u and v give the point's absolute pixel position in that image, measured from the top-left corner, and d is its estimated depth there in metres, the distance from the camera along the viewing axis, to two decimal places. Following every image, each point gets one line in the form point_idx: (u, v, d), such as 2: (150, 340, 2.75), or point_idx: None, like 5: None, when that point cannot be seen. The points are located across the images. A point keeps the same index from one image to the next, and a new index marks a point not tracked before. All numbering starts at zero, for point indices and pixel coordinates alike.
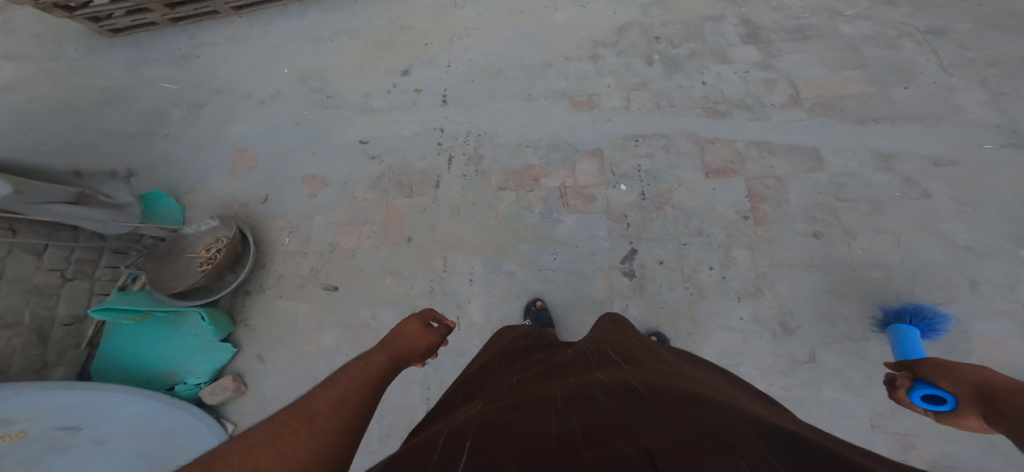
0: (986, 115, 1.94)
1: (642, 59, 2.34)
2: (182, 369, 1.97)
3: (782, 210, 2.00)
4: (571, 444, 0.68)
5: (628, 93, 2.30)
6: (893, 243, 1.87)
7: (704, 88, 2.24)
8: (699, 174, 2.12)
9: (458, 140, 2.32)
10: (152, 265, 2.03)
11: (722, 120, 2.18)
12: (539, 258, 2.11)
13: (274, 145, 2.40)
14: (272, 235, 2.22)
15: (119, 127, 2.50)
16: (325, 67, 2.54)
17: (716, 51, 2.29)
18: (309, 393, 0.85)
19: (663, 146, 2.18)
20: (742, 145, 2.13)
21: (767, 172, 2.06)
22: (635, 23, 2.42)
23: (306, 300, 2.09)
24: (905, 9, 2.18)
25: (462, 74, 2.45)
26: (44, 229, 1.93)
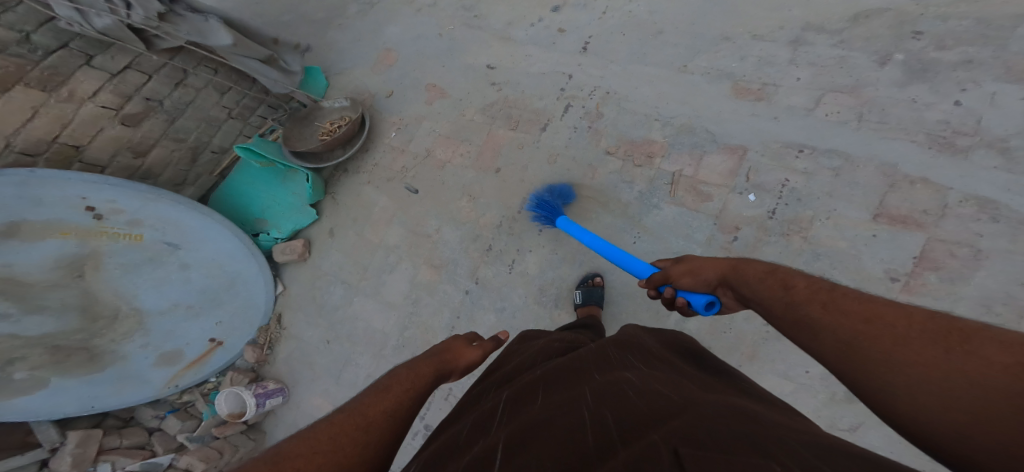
0: None
1: (873, 58, 1.88)
2: (272, 221, 2.35)
3: (953, 289, 1.57)
4: (607, 449, 0.70)
5: (823, 93, 1.90)
6: None
7: (951, 110, 1.72)
8: (864, 213, 1.73)
9: (582, 92, 2.19)
10: (291, 125, 2.39)
11: (955, 157, 1.67)
12: (618, 236, 2.01)
13: (413, 49, 2.54)
14: (383, 126, 2.43)
15: (306, 9, 2.82)
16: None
17: (1012, 65, 1.68)
18: (363, 400, 0.94)
19: (835, 169, 1.80)
20: (953, 198, 1.64)
21: (968, 239, 1.59)
22: (890, 10, 1.90)
23: (389, 193, 2.29)
24: None
25: (616, 25, 2.25)
26: (235, 75, 2.43)
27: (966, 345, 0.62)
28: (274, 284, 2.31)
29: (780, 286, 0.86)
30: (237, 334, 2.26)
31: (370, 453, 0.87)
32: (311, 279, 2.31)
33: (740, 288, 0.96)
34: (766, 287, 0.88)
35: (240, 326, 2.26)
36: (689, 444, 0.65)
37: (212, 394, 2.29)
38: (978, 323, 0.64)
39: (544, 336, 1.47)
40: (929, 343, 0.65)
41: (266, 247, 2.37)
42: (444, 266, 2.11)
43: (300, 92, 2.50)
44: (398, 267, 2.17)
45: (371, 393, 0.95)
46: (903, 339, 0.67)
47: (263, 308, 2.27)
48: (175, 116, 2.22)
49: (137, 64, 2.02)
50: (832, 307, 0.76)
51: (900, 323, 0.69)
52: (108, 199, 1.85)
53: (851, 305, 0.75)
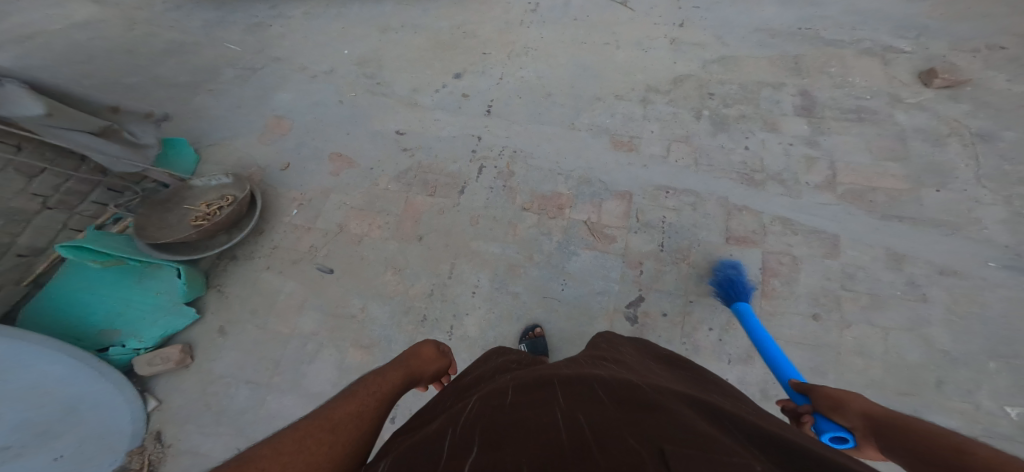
0: (1000, 234, 1.94)
1: (691, 112, 2.38)
2: (128, 330, 1.84)
3: (791, 289, 1.98)
4: (586, 451, 0.68)
5: (670, 142, 2.31)
6: (881, 338, 1.85)
7: (745, 153, 2.26)
8: (720, 238, 2.10)
9: (493, 152, 2.28)
10: (147, 210, 1.99)
11: (756, 189, 2.18)
12: (546, 286, 2.04)
13: (310, 119, 2.37)
14: (282, 203, 2.17)
15: (167, 75, 2.45)
16: (385, 55, 2.54)
17: (766, 118, 2.33)
18: (330, 405, 0.86)
19: (692, 204, 2.18)
20: (767, 218, 2.12)
21: (785, 249, 2.05)
22: (692, 76, 2.48)
23: (297, 276, 2.01)
24: (964, 107, 2.22)
25: (513, 89, 2.44)
26: (51, 153, 1.91)
27: None
28: (142, 400, 1.78)
29: (949, 450, 0.71)
30: (92, 467, 1.66)
31: (338, 453, 0.79)
32: (200, 388, 1.83)
33: (890, 438, 0.83)
34: (924, 443, 0.75)
35: (96, 454, 1.67)
36: (670, 444, 0.67)
37: None
38: None
39: (507, 354, 1.29)
40: None
41: (120, 363, 1.83)
42: (375, 345, 1.88)
43: (155, 168, 2.07)
44: (319, 357, 1.86)
45: (343, 398, 0.88)
46: None
47: (129, 430, 1.73)
48: None
49: None
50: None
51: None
52: None
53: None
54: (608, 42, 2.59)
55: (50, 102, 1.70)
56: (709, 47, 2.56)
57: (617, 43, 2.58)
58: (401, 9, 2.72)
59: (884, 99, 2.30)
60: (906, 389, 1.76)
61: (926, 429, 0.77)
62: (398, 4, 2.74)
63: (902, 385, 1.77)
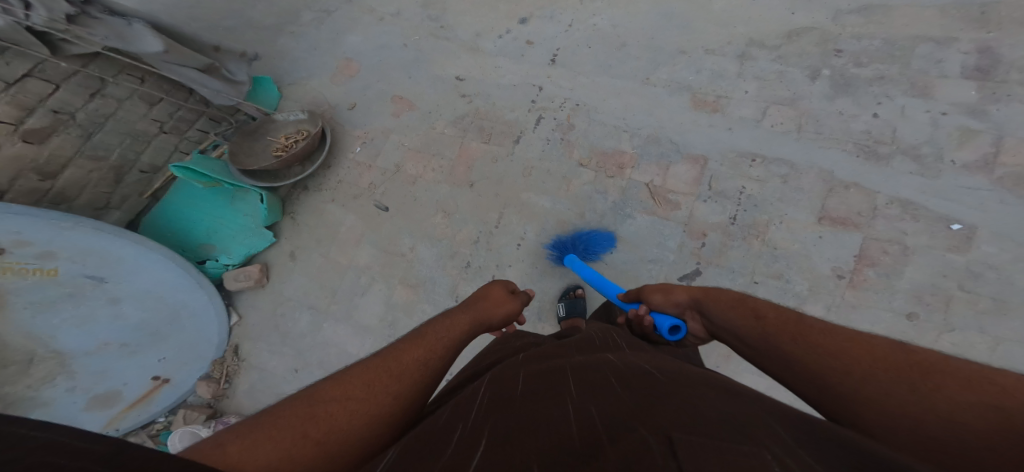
0: None
1: (805, 72, 2.04)
2: (220, 246, 2.17)
3: (889, 282, 1.72)
4: (595, 442, 0.64)
5: (767, 105, 2.04)
6: (988, 349, 1.58)
7: (872, 122, 1.90)
8: (811, 216, 1.85)
9: (554, 103, 2.20)
10: (239, 140, 2.30)
11: (879, 164, 1.84)
12: (594, 247, 1.99)
13: (379, 60, 2.45)
14: (348, 140, 2.34)
15: (256, 18, 2.66)
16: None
17: (916, 81, 1.90)
18: (397, 347, 0.94)
19: (784, 175, 1.93)
20: (883, 200, 1.80)
21: (896, 236, 1.75)
22: (816, 28, 2.08)
23: (357, 212, 2.18)
24: None
25: (582, 38, 2.29)
26: (166, 85, 2.21)
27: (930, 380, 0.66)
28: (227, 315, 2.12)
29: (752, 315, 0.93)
30: (187, 369, 2.07)
31: (400, 401, 0.86)
32: (273, 306, 2.13)
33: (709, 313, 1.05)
34: (740, 317, 0.95)
35: (189, 360, 2.06)
36: (681, 432, 0.60)
37: (164, 434, 2.07)
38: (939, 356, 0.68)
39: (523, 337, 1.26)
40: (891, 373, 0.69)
41: (215, 275, 2.19)
42: (421, 284, 2.01)
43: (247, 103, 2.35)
44: (371, 288, 2.04)
45: (411, 344, 0.96)
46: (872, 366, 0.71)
47: (215, 341, 2.08)
48: (92, 131, 1.95)
49: (41, 70, 1.75)
50: (853, 349, 0.74)
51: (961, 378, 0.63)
52: (11, 231, 1.49)
53: (880, 349, 0.72)
54: None
55: (170, 42, 1.93)
56: None
57: None
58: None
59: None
60: None
61: (748, 307, 0.95)
62: None
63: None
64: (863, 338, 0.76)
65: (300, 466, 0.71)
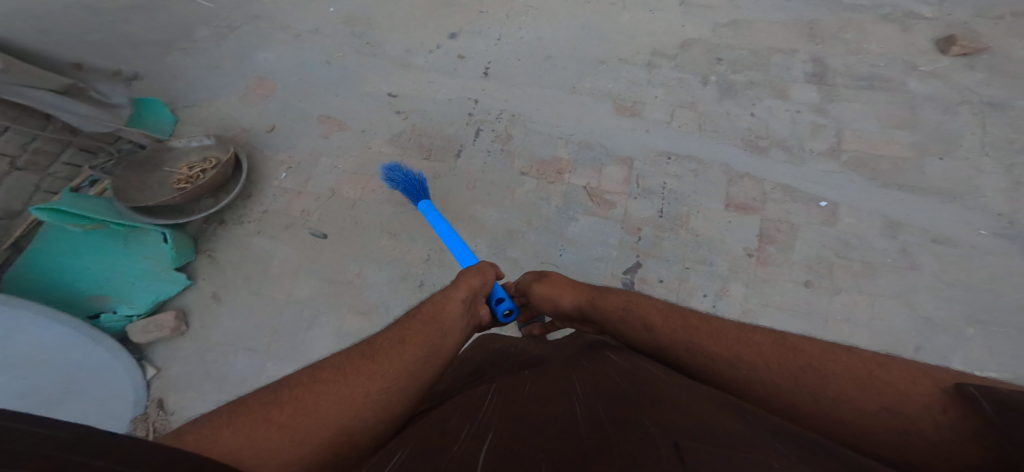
0: (997, 202, 1.93)
1: (698, 77, 2.30)
2: (118, 295, 1.86)
3: (787, 256, 1.96)
4: (607, 440, 0.63)
5: (674, 109, 2.25)
6: (868, 305, 1.85)
7: (750, 120, 2.20)
8: (720, 205, 2.07)
9: (491, 116, 2.25)
10: (125, 172, 1.99)
11: (760, 156, 2.13)
12: (545, 252, 2.02)
13: (298, 79, 2.33)
14: (270, 166, 2.15)
15: (134, 34, 2.32)
16: (375, 12, 2.47)
17: (775, 85, 2.25)
18: (380, 334, 0.93)
19: (694, 170, 2.13)
20: (769, 186, 2.08)
21: (783, 217, 2.02)
22: (702, 40, 2.37)
23: (290, 241, 2.00)
24: (980, 74, 2.16)
25: (512, 51, 2.38)
26: (12, 111, 1.85)
27: (823, 378, 0.72)
28: (141, 369, 1.79)
29: (639, 327, 0.95)
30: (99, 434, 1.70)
31: (377, 382, 0.82)
32: (201, 354, 1.87)
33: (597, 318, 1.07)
34: (631, 328, 0.96)
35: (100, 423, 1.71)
36: (686, 438, 0.59)
37: None
38: (818, 353, 0.75)
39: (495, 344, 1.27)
40: (792, 378, 0.74)
41: (114, 330, 1.86)
42: (374, 310, 1.90)
43: (129, 129, 2.06)
44: (317, 323, 1.88)
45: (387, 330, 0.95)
46: (770, 374, 0.76)
47: (131, 398, 1.75)
48: None
49: None
50: (750, 359, 0.79)
51: (845, 372, 0.71)
52: None
53: (768, 353, 0.78)
54: (613, 2, 2.49)
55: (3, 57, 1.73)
56: (721, 10, 2.43)
57: (622, 3, 2.48)
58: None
59: (900, 66, 2.21)
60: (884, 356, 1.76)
61: (636, 313, 0.99)
62: None
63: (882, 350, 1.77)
64: (744, 340, 0.82)
65: (266, 449, 0.69)
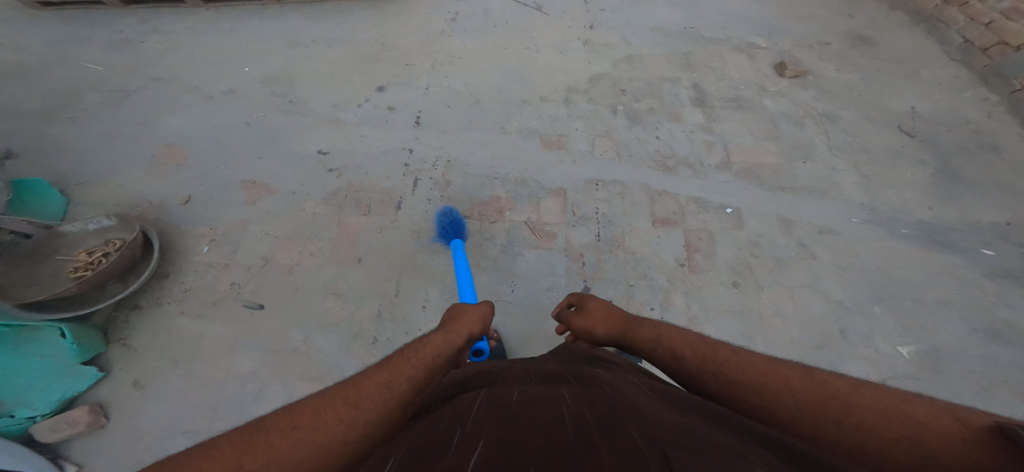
0: (856, 195, 2.19)
1: (609, 109, 2.47)
2: (16, 400, 1.60)
3: (712, 262, 2.07)
4: (592, 444, 0.61)
5: (593, 138, 2.39)
6: (789, 297, 1.98)
7: (657, 143, 2.38)
8: (647, 222, 2.17)
9: (426, 164, 2.27)
10: (8, 267, 1.75)
11: (670, 174, 2.29)
12: (497, 290, 2.01)
13: (218, 145, 2.28)
14: (189, 241, 2.02)
15: (13, 105, 2.39)
16: (298, 71, 2.55)
17: (670, 111, 2.47)
18: (365, 371, 0.85)
19: (620, 193, 2.24)
20: (684, 200, 2.22)
21: (701, 226, 2.15)
22: (607, 75, 2.58)
23: (221, 318, 1.86)
24: (811, 93, 2.50)
25: (441, 99, 2.47)
26: None
27: (851, 411, 0.70)
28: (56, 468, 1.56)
29: (670, 357, 0.93)
30: None
31: (356, 433, 0.77)
32: (131, 444, 1.64)
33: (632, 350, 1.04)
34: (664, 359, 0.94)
35: None
36: (675, 449, 0.58)
37: None
38: (845, 384, 0.73)
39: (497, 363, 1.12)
40: (818, 409, 0.72)
41: (12, 435, 1.62)
42: (325, 375, 1.77)
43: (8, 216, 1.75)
44: (265, 395, 1.73)
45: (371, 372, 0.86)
46: (795, 404, 0.74)
47: None
48: None
49: None
50: (776, 387, 0.76)
51: (872, 406, 0.69)
52: None
53: (795, 384, 0.76)
54: (528, 47, 2.68)
55: None
56: (618, 48, 2.68)
57: (537, 47, 2.67)
58: (303, 23, 2.75)
59: (755, 88, 2.52)
60: (820, 343, 1.88)
61: (671, 341, 0.96)
62: (306, 16, 2.79)
63: (814, 339, 1.89)
64: (768, 368, 0.80)
65: None
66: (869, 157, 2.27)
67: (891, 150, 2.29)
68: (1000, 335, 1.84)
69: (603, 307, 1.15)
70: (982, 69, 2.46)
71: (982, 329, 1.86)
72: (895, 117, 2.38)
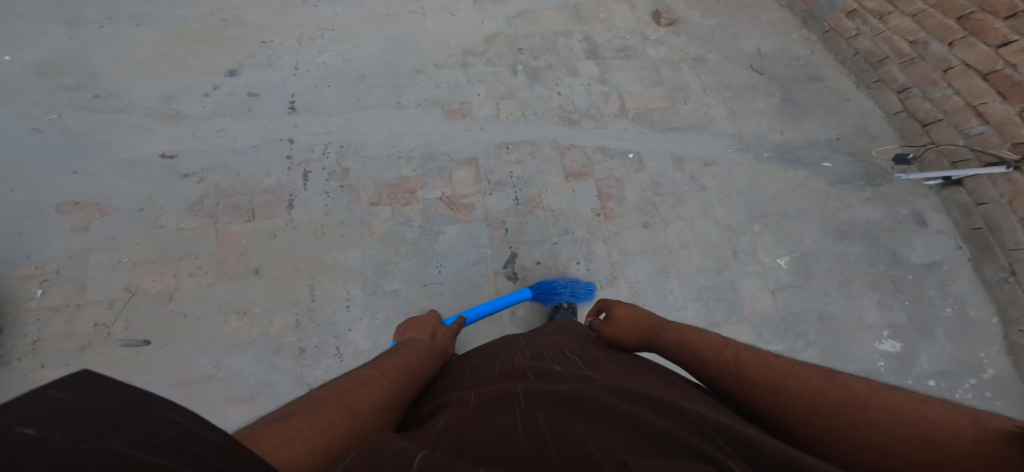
0: (729, 127, 2.37)
1: (508, 69, 2.41)
2: None
3: (624, 206, 2.15)
4: (543, 447, 0.57)
5: (497, 101, 2.32)
6: (690, 228, 2.13)
7: (559, 99, 2.37)
8: (561, 178, 2.17)
9: (316, 153, 2.07)
10: None
11: (575, 127, 2.31)
12: (423, 274, 1.92)
13: (11, 164, 1.91)
14: (12, 285, 1.72)
15: None
16: (88, 54, 2.14)
17: (567, 65, 2.47)
18: (398, 372, 0.94)
19: (531, 153, 2.21)
20: (591, 151, 2.26)
21: (609, 174, 2.21)
22: (501, 33, 2.50)
23: (95, 363, 1.66)
24: (682, 38, 2.61)
25: (318, 78, 2.24)
26: None
27: (865, 410, 0.69)
28: None
29: (692, 360, 0.96)
30: None
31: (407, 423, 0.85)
32: None
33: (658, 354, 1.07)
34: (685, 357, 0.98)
35: None
36: (637, 457, 0.53)
37: None
38: (865, 389, 0.73)
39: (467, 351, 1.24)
40: (831, 407, 0.72)
41: None
42: (256, 394, 1.69)
43: None
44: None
45: (386, 361, 0.99)
46: (811, 403, 0.74)
47: None
48: None
49: None
50: (792, 385, 0.78)
51: (888, 406, 0.68)
52: None
53: (814, 385, 0.76)
54: (412, 11, 2.49)
55: None
56: (508, 3, 2.60)
57: (422, 11, 2.50)
58: None
59: (637, 37, 2.60)
60: (721, 266, 2.07)
61: (696, 341, 0.99)
62: None
63: (715, 263, 2.07)
64: (794, 370, 0.81)
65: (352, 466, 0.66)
66: (733, 94, 2.45)
67: (748, 85, 2.48)
68: (847, 233, 2.14)
69: (633, 309, 1.17)
70: (801, 13, 2.66)
71: (833, 229, 2.15)
72: (750, 57, 2.56)
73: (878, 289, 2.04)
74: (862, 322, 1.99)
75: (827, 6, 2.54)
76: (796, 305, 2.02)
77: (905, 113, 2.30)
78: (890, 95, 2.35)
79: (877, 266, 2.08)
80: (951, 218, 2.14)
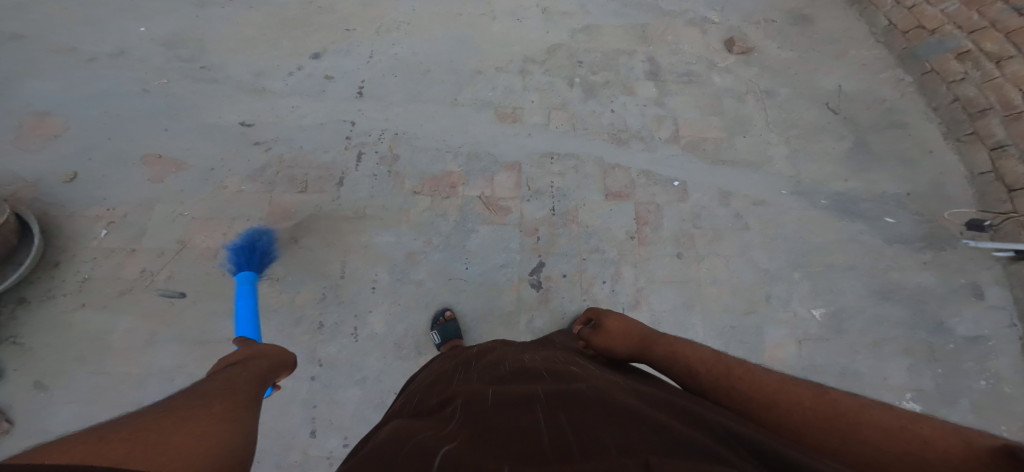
0: (785, 169, 2.29)
1: (565, 81, 2.43)
2: None
3: (659, 234, 2.13)
4: (566, 450, 0.58)
5: (549, 111, 2.34)
6: (724, 265, 2.08)
7: (612, 116, 2.37)
8: (600, 196, 2.17)
9: (371, 137, 2.15)
10: None
11: (622, 147, 2.30)
12: (449, 269, 1.97)
13: (104, 114, 2.11)
14: (83, 223, 1.91)
15: None
16: (207, 31, 2.33)
17: (625, 84, 2.46)
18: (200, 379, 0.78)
19: (574, 166, 2.22)
20: (635, 173, 2.25)
21: (650, 199, 2.19)
22: (563, 45, 2.52)
23: (132, 309, 1.80)
24: (753, 70, 2.55)
25: (385, 67, 2.33)
26: None
27: (860, 431, 0.67)
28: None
29: (684, 375, 0.91)
30: None
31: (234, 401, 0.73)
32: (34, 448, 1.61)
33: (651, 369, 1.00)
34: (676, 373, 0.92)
35: None
36: (658, 454, 0.55)
37: None
38: (856, 405, 0.70)
39: (464, 353, 1.23)
40: (826, 426, 0.70)
41: None
42: None
43: None
44: None
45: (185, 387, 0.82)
46: (805, 423, 0.71)
47: None
48: None
49: None
50: (784, 401, 0.75)
51: (879, 424, 0.66)
52: None
53: (807, 402, 0.73)
54: (482, 13, 2.56)
55: None
56: (575, 16, 2.62)
57: (492, 14, 2.56)
58: None
59: (704, 63, 2.56)
60: (749, 310, 2.01)
61: (687, 357, 0.92)
62: None
63: (743, 305, 2.02)
64: (783, 385, 0.78)
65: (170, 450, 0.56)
66: (798, 133, 2.37)
67: (817, 125, 2.39)
68: (891, 295, 2.03)
69: (621, 319, 1.08)
70: (902, 51, 2.53)
71: (878, 289, 2.04)
72: (826, 94, 2.47)
73: (911, 355, 1.93)
74: (884, 382, 1.89)
75: (935, 46, 2.40)
76: (820, 358, 1.94)
77: (993, 174, 2.15)
78: (981, 152, 2.20)
79: (917, 333, 1.97)
80: (1011, 294, 2.00)
